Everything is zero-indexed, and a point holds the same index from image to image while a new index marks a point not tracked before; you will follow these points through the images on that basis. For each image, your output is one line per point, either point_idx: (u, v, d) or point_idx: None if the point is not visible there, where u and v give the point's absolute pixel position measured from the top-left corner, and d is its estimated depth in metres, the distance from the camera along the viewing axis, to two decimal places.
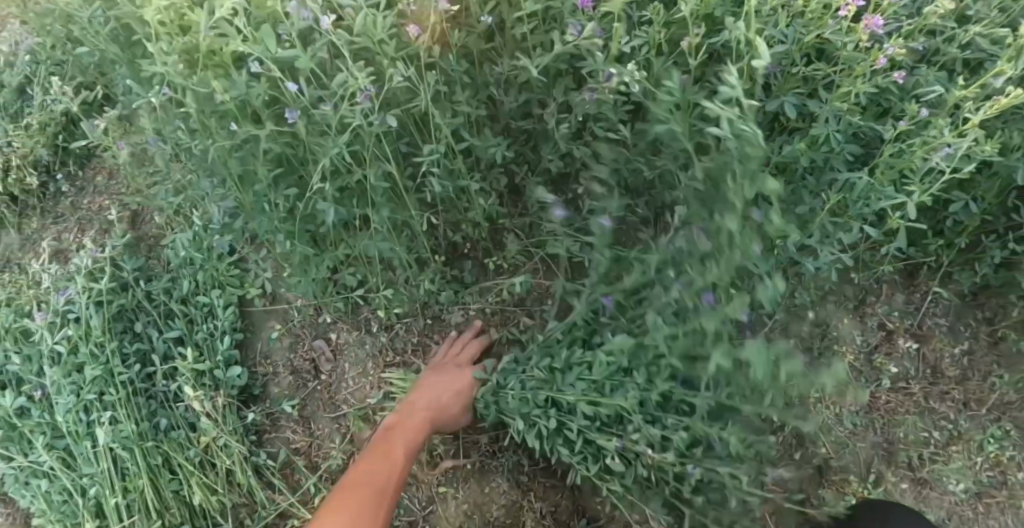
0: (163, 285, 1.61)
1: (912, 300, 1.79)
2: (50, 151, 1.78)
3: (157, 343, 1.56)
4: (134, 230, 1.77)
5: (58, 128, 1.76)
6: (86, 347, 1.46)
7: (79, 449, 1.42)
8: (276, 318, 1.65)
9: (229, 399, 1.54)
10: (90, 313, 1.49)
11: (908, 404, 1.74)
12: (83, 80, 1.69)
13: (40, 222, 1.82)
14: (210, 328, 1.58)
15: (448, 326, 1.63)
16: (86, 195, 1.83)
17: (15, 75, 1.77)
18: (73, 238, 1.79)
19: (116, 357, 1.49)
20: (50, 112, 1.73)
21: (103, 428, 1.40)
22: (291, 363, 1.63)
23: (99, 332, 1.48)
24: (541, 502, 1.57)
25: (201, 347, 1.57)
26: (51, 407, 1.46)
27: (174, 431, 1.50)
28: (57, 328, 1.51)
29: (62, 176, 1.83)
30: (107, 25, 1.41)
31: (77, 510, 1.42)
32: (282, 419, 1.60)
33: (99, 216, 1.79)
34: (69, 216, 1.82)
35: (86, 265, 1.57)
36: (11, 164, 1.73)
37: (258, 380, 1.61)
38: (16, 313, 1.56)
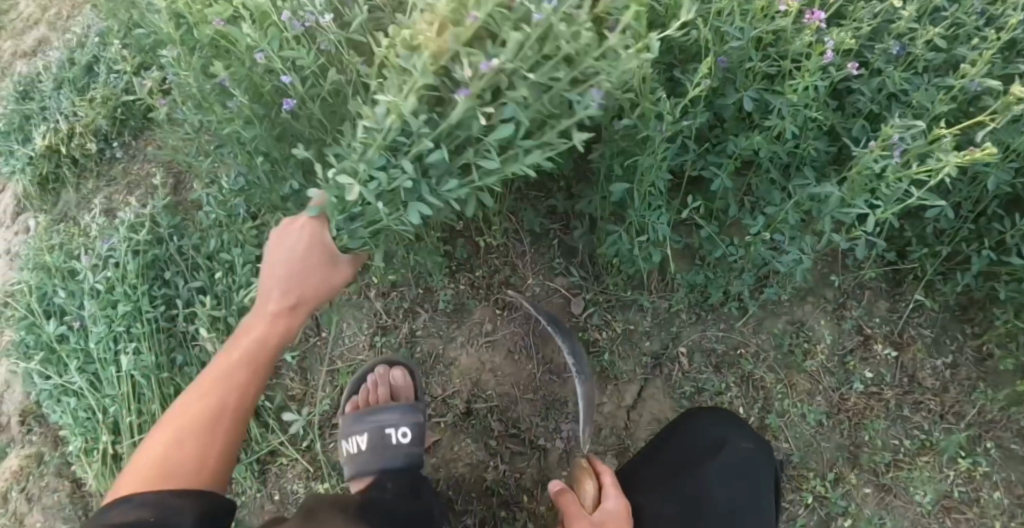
0: (192, 241, 1.81)
1: (895, 308, 1.81)
2: (109, 121, 2.06)
3: (182, 290, 1.75)
4: (175, 195, 2.00)
5: (116, 101, 2.04)
6: (122, 286, 1.68)
7: (105, 374, 1.63)
8: None
9: (239, 344, 1.72)
10: (129, 258, 1.71)
11: (879, 409, 1.77)
12: (138, 59, 1.95)
13: (95, 183, 2.09)
14: (231, 281, 1.77)
15: (437, 296, 1.73)
16: (137, 162, 2.10)
17: (87, 55, 2.06)
18: (122, 198, 2.05)
19: (146, 298, 1.70)
20: (112, 88, 2.03)
21: (128, 356, 1.61)
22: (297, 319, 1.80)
23: (134, 275, 1.70)
24: (507, 466, 1.68)
25: (220, 296, 1.76)
26: (85, 336, 1.68)
27: (188, 366, 1.69)
28: (99, 269, 1.74)
29: (118, 144, 2.10)
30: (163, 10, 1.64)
31: (96, 426, 1.63)
32: (284, 368, 1.76)
33: (143, 182, 2.05)
34: (120, 179, 2.08)
35: (129, 218, 1.80)
36: (76, 131, 2.01)
37: (266, 332, 1.78)
38: (66, 255, 1.80)
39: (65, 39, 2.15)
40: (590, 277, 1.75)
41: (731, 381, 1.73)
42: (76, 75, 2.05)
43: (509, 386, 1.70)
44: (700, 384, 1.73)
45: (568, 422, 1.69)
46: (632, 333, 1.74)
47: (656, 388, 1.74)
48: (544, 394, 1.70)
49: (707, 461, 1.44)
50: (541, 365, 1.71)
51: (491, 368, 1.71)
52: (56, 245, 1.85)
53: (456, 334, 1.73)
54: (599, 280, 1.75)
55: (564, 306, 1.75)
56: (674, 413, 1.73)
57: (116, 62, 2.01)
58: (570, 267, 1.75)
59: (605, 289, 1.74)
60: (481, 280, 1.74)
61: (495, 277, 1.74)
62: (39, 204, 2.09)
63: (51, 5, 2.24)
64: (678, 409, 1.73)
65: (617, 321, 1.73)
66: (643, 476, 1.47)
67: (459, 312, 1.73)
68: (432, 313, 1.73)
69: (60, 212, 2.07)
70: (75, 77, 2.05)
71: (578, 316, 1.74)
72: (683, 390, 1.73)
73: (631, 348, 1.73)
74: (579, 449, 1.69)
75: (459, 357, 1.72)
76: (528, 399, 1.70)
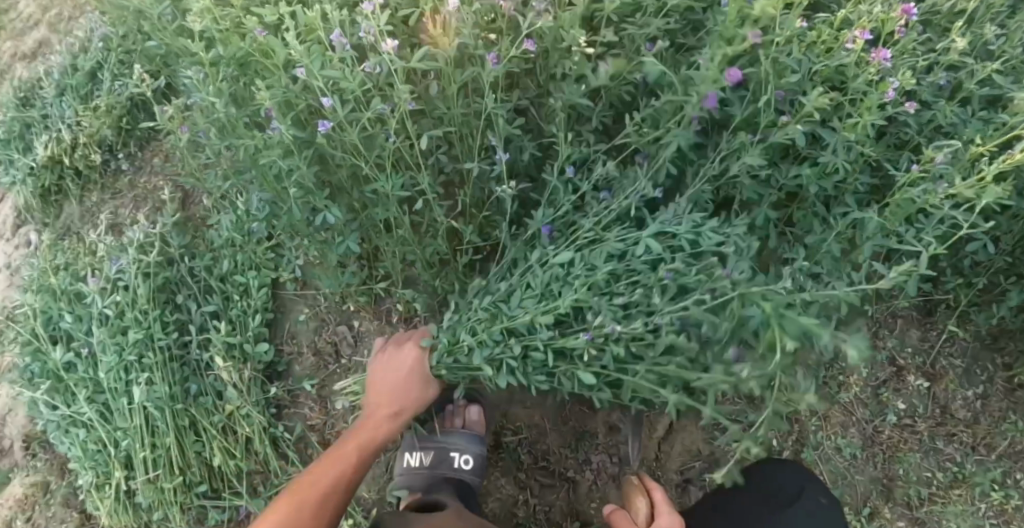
0: (204, 262, 1.73)
1: (926, 337, 1.77)
2: (115, 131, 1.98)
3: (194, 314, 1.68)
4: (183, 209, 1.92)
5: (123, 111, 1.96)
6: (131, 312, 1.60)
7: (116, 405, 1.56)
8: (305, 304, 1.75)
9: (255, 372, 1.65)
10: (138, 282, 1.63)
11: (913, 441, 1.73)
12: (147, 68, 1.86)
13: (99, 196, 2.03)
14: (245, 305, 1.69)
15: None
16: (143, 174, 2.04)
17: (90, 62, 1.96)
18: (128, 213, 2.00)
19: (157, 324, 1.62)
20: (117, 96, 1.94)
21: (140, 387, 1.54)
22: (315, 344, 1.74)
23: (144, 300, 1.62)
24: (537, 500, 1.64)
25: (234, 321, 1.69)
26: (93, 364, 1.60)
27: (202, 397, 1.62)
28: (107, 292, 1.66)
29: (123, 155, 2.03)
30: (175, 23, 1.55)
31: (108, 459, 1.56)
32: (302, 396, 1.71)
33: (152, 196, 2.00)
34: (126, 192, 2.03)
35: (138, 238, 1.73)
36: (79, 142, 1.93)
37: (283, 358, 1.72)
38: (71, 277, 1.73)
39: (67, 43, 2.05)
40: None
41: (765, 413, 1.69)
42: (79, 82, 1.96)
43: (538, 417, 1.65)
44: (734, 416, 1.69)
45: (597, 453, 1.66)
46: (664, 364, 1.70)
47: (689, 419, 1.69)
48: (573, 424, 1.66)
49: (787, 510, 1.41)
50: (571, 396, 1.66)
51: (520, 399, 1.66)
52: (61, 264, 1.78)
53: None
54: None
55: None
56: (707, 445, 1.69)
57: (121, 69, 1.93)
58: None
59: None
60: None
61: None
62: (42, 217, 2.02)
63: (52, 6, 2.13)
64: (710, 440, 1.68)
65: None
66: (711, 510, 1.46)
67: None
68: None
69: (65, 226, 2.02)
70: (78, 84, 1.96)
71: None
72: (716, 422, 1.68)
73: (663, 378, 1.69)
74: (609, 481, 1.65)
75: (487, 387, 1.67)
76: (557, 430, 1.65)
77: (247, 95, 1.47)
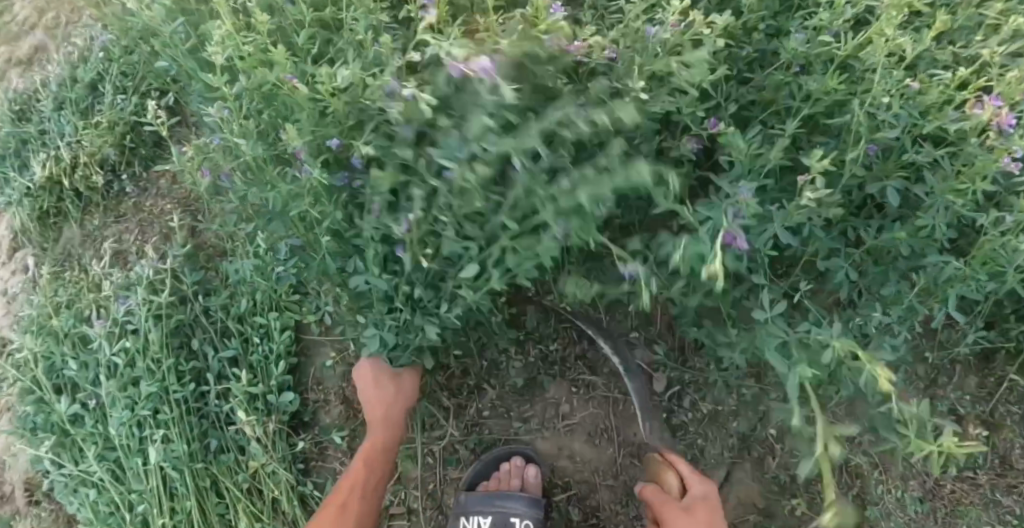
0: (221, 302, 1.59)
1: (985, 385, 1.68)
2: (117, 150, 1.87)
3: (212, 361, 1.54)
4: (194, 238, 1.79)
5: (126, 128, 1.86)
6: (143, 362, 1.46)
7: (129, 464, 1.43)
8: (331, 346, 1.62)
9: (281, 425, 1.53)
10: (150, 327, 1.49)
11: (974, 495, 1.65)
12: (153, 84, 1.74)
13: (102, 219, 1.92)
14: (266, 350, 1.56)
15: (507, 373, 1.57)
16: (148, 197, 1.92)
17: (90, 74, 1.85)
18: (134, 240, 1.88)
19: (172, 374, 1.48)
20: (120, 112, 1.83)
21: (155, 446, 1.41)
22: (342, 391, 1.61)
23: (157, 348, 1.48)
24: None
25: (255, 368, 1.56)
26: (103, 418, 1.47)
27: (224, 453, 1.50)
28: (115, 337, 1.52)
29: (127, 176, 1.92)
30: (190, 46, 1.41)
31: (121, 523, 1.44)
32: (331, 448, 1.59)
33: (161, 220, 1.88)
34: (131, 216, 1.92)
35: (148, 276, 1.58)
36: (79, 161, 1.83)
37: (308, 407, 1.59)
38: (75, 317, 1.59)
39: (66, 53, 1.96)
40: (674, 352, 1.62)
41: (823, 467, 1.60)
42: (79, 94, 1.86)
43: (588, 471, 1.57)
44: (792, 470, 1.60)
45: None
46: (718, 414, 1.61)
47: (744, 471, 1.62)
48: (625, 478, 1.56)
49: None
50: (622, 448, 1.57)
51: (569, 452, 1.59)
52: (64, 303, 1.65)
53: (527, 414, 1.58)
54: (682, 354, 1.63)
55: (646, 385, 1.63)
56: (762, 498, 1.62)
57: (125, 83, 1.84)
58: (651, 339, 1.63)
59: (690, 365, 1.62)
60: (554, 353, 1.58)
61: (569, 351, 1.59)
62: (40, 241, 1.92)
63: (48, 8, 2.03)
64: (767, 494, 1.61)
65: (702, 401, 1.60)
66: None
67: (531, 389, 1.58)
68: (499, 391, 1.58)
69: (64, 250, 1.91)
70: (77, 99, 1.86)
71: (661, 395, 1.63)
72: (774, 475, 1.60)
73: (716, 429, 1.60)
74: None
75: (534, 440, 1.59)
76: (608, 485, 1.56)
77: (273, 129, 1.34)
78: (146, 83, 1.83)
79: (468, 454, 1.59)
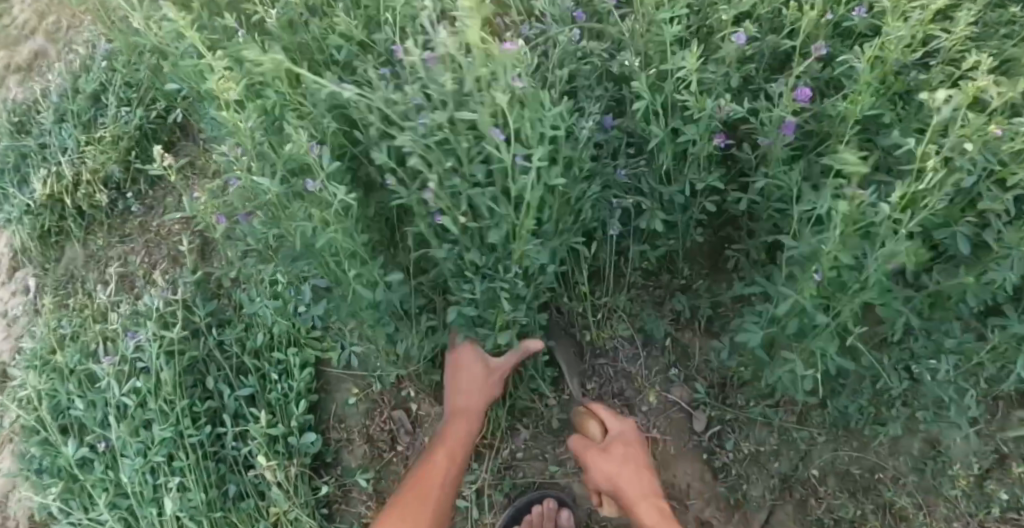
0: (235, 336, 1.51)
1: None
2: (122, 167, 1.89)
3: (228, 400, 1.45)
4: (203, 262, 1.72)
5: (131, 143, 1.89)
6: (155, 403, 1.36)
7: (142, 514, 1.34)
8: (352, 381, 1.55)
9: (302, 468, 1.45)
10: (162, 365, 1.39)
11: None
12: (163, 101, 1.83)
13: (108, 238, 1.90)
14: (285, 388, 1.47)
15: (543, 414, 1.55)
16: (154, 216, 1.91)
17: (92, 84, 1.93)
18: (140, 262, 1.82)
19: (187, 417, 1.39)
20: (126, 125, 1.86)
21: (171, 495, 1.32)
22: (366, 430, 1.54)
23: (170, 388, 1.38)
24: None
25: (274, 408, 1.47)
26: (114, 463, 1.38)
27: (243, 499, 1.42)
28: (124, 375, 1.43)
29: (132, 194, 1.92)
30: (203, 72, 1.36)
31: None
32: (355, 491, 1.51)
33: (168, 244, 1.82)
34: (138, 236, 1.88)
35: (158, 308, 1.50)
36: (82, 179, 1.84)
37: (331, 447, 1.52)
38: (80, 353, 1.52)
39: (66, 61, 2.09)
40: (714, 388, 1.56)
41: (868, 509, 1.54)
42: (81, 107, 1.93)
43: None
44: (836, 513, 1.55)
45: None
46: (759, 454, 1.53)
47: (786, 512, 1.59)
48: None
49: None
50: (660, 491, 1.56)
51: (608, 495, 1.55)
52: (68, 335, 1.58)
53: (564, 455, 1.55)
54: (723, 391, 1.56)
55: (685, 423, 1.58)
56: None
57: (130, 95, 1.87)
58: (689, 376, 1.58)
59: (731, 403, 1.54)
60: (590, 392, 1.58)
61: (606, 390, 1.57)
62: (41, 260, 1.91)
63: (48, 13, 2.19)
64: None
65: (741, 441, 1.53)
66: None
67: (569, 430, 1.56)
68: (533, 431, 1.55)
69: (65, 271, 1.89)
70: (79, 110, 1.93)
71: (702, 435, 1.57)
72: (816, 516, 1.57)
73: (759, 470, 1.52)
74: None
75: (571, 483, 1.56)
76: None
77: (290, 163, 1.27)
78: (150, 96, 1.89)
79: (501, 497, 1.54)
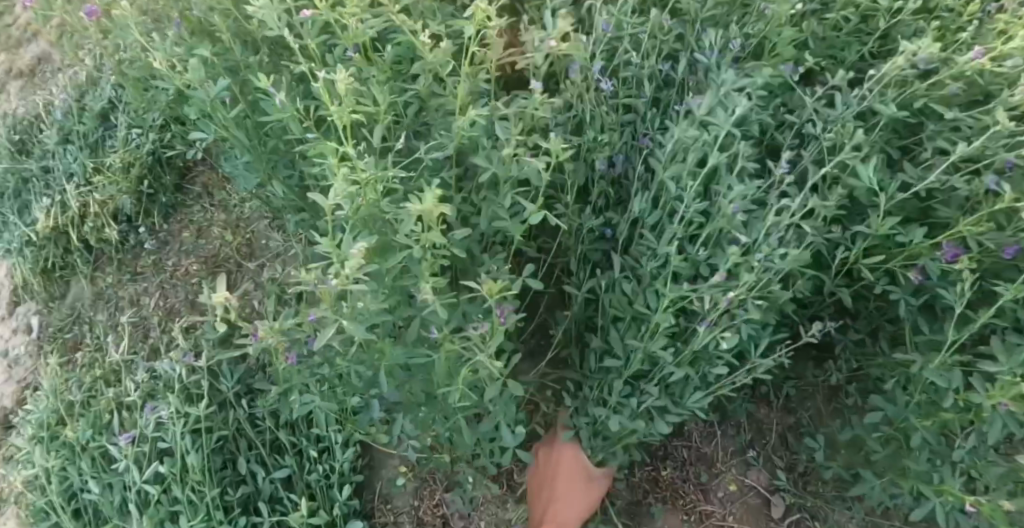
0: (270, 408, 1.37)
1: None
2: (133, 198, 1.69)
3: (263, 484, 1.31)
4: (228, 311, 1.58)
5: (143, 171, 1.69)
6: (183, 494, 1.21)
7: None
8: (400, 458, 1.44)
9: None
10: (189, 449, 1.24)
11: None
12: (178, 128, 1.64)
13: (117, 275, 1.71)
14: (327, 469, 1.34)
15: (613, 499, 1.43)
16: (169, 253, 1.72)
17: (100, 101, 1.76)
18: (155, 307, 1.65)
19: (219, 508, 1.24)
20: (137, 151, 1.67)
21: None
22: (416, 514, 1.42)
23: (199, 475, 1.23)
24: None
25: (314, 491, 1.33)
26: None
27: None
28: (145, 457, 1.28)
29: (145, 228, 1.74)
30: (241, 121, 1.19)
31: None
32: None
33: (186, 286, 1.66)
34: (151, 276, 1.70)
35: (181, 378, 1.34)
36: (89, 213, 1.66)
37: None
38: (92, 426, 1.36)
39: (71, 74, 1.90)
40: (795, 472, 1.44)
41: None
42: (88, 127, 1.74)
43: None
44: None
45: None
46: None
47: None
48: None
49: None
50: None
51: None
52: (79, 402, 1.43)
53: None
54: (804, 476, 1.43)
55: (764, 511, 1.43)
56: None
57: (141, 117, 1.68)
58: (766, 458, 1.46)
59: (813, 490, 1.42)
60: (662, 477, 1.44)
61: (679, 473, 1.45)
62: (44, 297, 1.73)
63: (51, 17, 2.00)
64: None
65: None
66: None
67: (639, 516, 1.42)
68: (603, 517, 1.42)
69: (70, 311, 1.71)
70: (87, 129, 1.74)
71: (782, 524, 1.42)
72: None
73: None
74: None
75: None
76: None
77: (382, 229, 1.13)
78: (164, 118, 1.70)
79: None
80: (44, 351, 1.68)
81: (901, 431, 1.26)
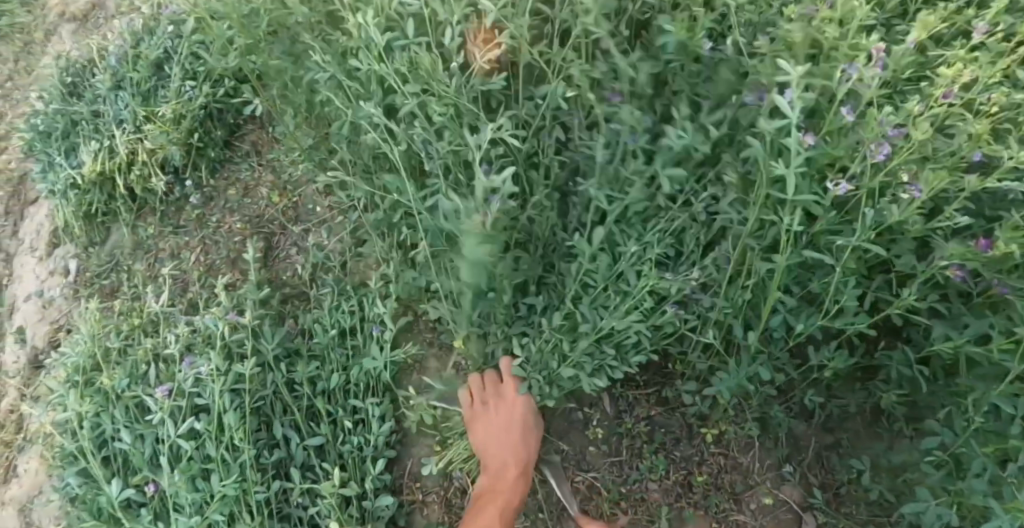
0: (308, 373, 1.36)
1: None
2: (182, 151, 1.67)
3: (296, 450, 1.31)
4: (267, 272, 1.58)
5: (194, 125, 1.67)
6: (217, 450, 1.21)
7: None
8: (433, 436, 1.42)
9: None
10: (226, 406, 1.24)
11: None
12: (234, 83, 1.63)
13: (159, 227, 1.70)
14: (360, 440, 1.33)
15: (646, 501, 1.40)
16: (213, 209, 1.71)
17: (156, 50, 1.74)
18: (196, 261, 1.64)
19: (251, 470, 1.24)
20: (190, 103, 1.65)
21: None
22: (444, 492, 1.40)
23: (234, 433, 1.23)
24: None
25: (346, 462, 1.32)
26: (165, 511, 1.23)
27: None
28: (181, 411, 1.28)
29: (191, 182, 1.72)
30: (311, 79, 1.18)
31: None
32: None
33: (228, 243, 1.64)
34: (193, 231, 1.69)
35: (221, 334, 1.33)
36: (137, 160, 1.64)
37: (403, 511, 1.37)
38: (128, 375, 1.36)
39: (129, 20, 1.89)
40: (832, 490, 1.40)
41: None
42: (142, 75, 1.72)
43: None
44: None
45: None
46: None
47: None
48: None
49: None
50: None
51: None
52: (115, 349, 1.42)
53: None
54: (840, 494, 1.40)
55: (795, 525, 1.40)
56: None
57: (195, 67, 1.65)
58: (803, 473, 1.42)
59: (849, 509, 1.38)
60: (698, 481, 1.41)
61: (716, 481, 1.41)
62: (84, 242, 1.73)
63: None
64: None
65: None
66: None
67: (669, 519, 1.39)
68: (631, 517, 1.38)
69: (109, 257, 1.70)
70: (140, 77, 1.73)
71: None
72: None
73: None
74: None
75: None
76: None
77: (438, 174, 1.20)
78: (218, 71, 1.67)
79: None
80: (80, 295, 1.68)
81: (953, 456, 1.22)
